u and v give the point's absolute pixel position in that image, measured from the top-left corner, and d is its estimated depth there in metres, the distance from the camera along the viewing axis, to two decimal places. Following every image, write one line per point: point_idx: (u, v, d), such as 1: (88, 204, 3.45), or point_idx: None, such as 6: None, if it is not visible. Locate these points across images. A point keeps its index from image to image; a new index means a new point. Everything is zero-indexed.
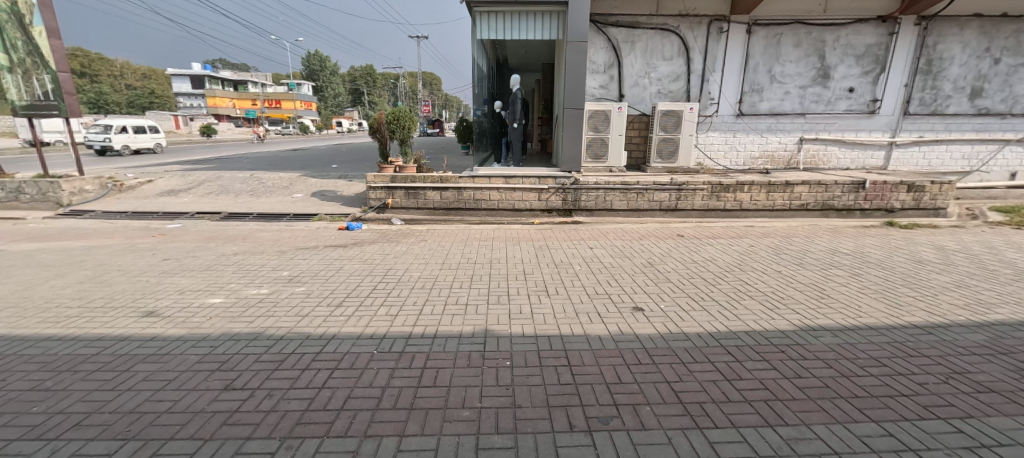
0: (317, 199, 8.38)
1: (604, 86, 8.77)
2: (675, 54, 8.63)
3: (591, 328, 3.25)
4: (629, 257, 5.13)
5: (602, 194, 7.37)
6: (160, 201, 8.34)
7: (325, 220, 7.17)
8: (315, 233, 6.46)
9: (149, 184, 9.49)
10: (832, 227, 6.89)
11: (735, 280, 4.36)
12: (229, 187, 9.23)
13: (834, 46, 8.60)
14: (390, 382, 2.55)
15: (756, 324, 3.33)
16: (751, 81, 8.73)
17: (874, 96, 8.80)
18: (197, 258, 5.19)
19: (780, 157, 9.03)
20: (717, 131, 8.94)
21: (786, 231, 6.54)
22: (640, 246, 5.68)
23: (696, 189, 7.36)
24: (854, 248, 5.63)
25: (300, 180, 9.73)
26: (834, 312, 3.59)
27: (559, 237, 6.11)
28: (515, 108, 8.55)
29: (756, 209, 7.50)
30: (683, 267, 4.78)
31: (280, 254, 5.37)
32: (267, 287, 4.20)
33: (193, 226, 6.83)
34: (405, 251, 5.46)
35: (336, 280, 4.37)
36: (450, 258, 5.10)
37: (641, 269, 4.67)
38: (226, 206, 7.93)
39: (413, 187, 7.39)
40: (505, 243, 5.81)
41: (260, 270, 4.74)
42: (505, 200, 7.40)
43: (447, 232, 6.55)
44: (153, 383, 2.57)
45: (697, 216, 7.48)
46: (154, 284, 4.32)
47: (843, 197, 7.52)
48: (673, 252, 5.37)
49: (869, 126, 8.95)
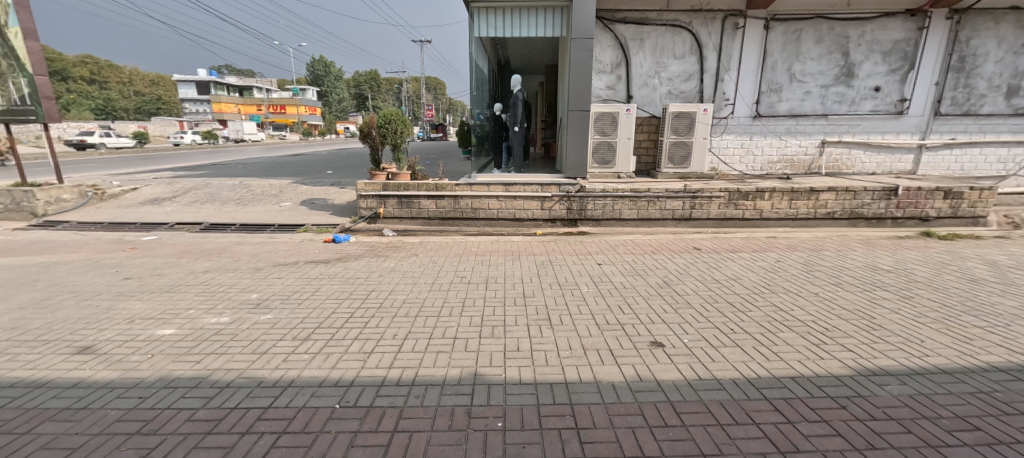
0: (306, 208, 7.89)
1: (611, 87, 8.23)
2: (687, 52, 8.08)
3: (603, 372, 2.69)
4: (642, 275, 4.57)
5: (610, 203, 6.82)
6: (140, 211, 7.88)
7: (311, 232, 6.66)
8: (298, 246, 5.95)
9: (132, 192, 9.05)
10: (863, 238, 6.29)
11: (767, 305, 3.78)
12: (216, 195, 8.76)
13: (858, 42, 8.01)
14: (347, 454, 2.01)
15: (804, 367, 2.75)
16: (769, 81, 8.15)
17: (902, 96, 8.20)
18: (163, 277, 4.68)
19: (800, 161, 8.42)
20: (732, 134, 8.35)
21: (814, 243, 5.94)
22: (654, 261, 5.11)
23: (712, 196, 6.78)
24: (894, 263, 5.03)
25: (290, 187, 9.25)
26: (892, 349, 3.02)
27: (564, 251, 5.57)
28: (515, 111, 8.04)
29: (778, 218, 6.91)
30: (705, 288, 4.20)
31: (254, 271, 4.85)
32: (229, 314, 3.67)
33: (169, 238, 6.34)
34: (393, 268, 4.93)
35: (309, 305, 3.84)
36: (442, 277, 4.57)
37: (656, 291, 4.10)
38: (209, 216, 7.45)
39: (406, 196, 6.88)
40: (504, 258, 5.28)
41: (228, 292, 4.22)
42: (505, 210, 6.87)
43: (442, 244, 6.03)
44: (51, 455, 2.04)
45: (713, 226, 6.91)
46: (103, 310, 3.79)
47: (873, 205, 6.91)
48: (692, 269, 4.79)
49: (897, 128, 8.35)
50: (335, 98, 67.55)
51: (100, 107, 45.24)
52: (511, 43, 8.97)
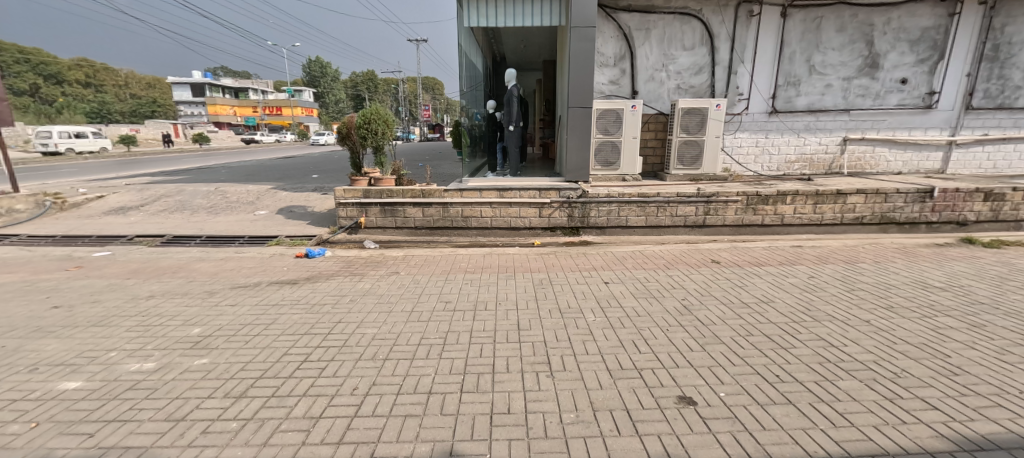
0: (282, 217, 7.22)
1: (615, 82, 7.55)
2: (697, 42, 7.42)
3: (621, 451, 2.02)
4: (657, 299, 3.90)
5: (615, 209, 6.16)
6: (101, 221, 7.19)
7: (283, 244, 5.98)
8: (266, 262, 5.29)
9: (98, 201, 8.37)
10: (899, 247, 5.63)
11: (812, 338, 3.12)
12: (187, 203, 8.09)
13: (883, 30, 7.36)
14: None
15: (886, 438, 2.08)
16: (787, 73, 7.49)
17: (931, 88, 7.55)
18: (98, 305, 4.01)
19: (820, 160, 7.76)
20: (746, 132, 7.68)
21: (847, 254, 5.29)
22: (669, 279, 4.45)
23: (728, 201, 6.12)
24: (945, 279, 4.37)
25: (269, 194, 8.56)
26: (989, 406, 2.35)
27: (565, 267, 4.89)
28: (510, 108, 7.40)
29: (801, 224, 6.26)
30: (734, 316, 3.52)
31: (206, 296, 4.18)
32: (157, 359, 3.00)
33: (123, 254, 5.67)
34: (369, 291, 4.26)
35: (258, 344, 3.17)
36: (424, 302, 3.90)
37: (677, 320, 3.44)
38: (173, 227, 6.77)
39: (390, 203, 6.23)
40: (497, 276, 4.62)
41: (168, 325, 3.55)
42: (499, 217, 6.23)
43: (427, 259, 5.36)
44: None
45: (729, 233, 6.26)
46: (6, 353, 3.12)
47: (906, 208, 6.26)
48: (714, 289, 4.12)
49: (925, 123, 7.70)
50: (332, 99, 66.84)
51: (95, 111, 44.37)
52: (506, 35, 8.31)
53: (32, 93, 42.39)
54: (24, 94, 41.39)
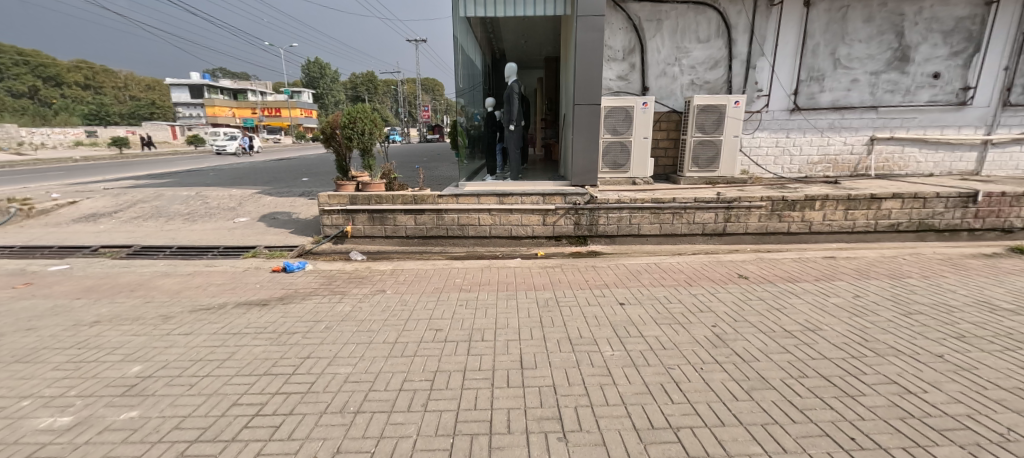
0: (264, 224, 6.67)
1: (624, 77, 6.98)
2: (713, 35, 6.86)
3: None
4: (684, 326, 3.34)
5: (626, 216, 5.59)
6: (67, 230, 6.63)
7: (260, 256, 5.41)
8: (238, 277, 4.72)
9: (69, 207, 7.81)
10: (943, 258, 5.06)
11: (881, 381, 2.56)
12: (164, 209, 7.53)
13: (915, 20, 6.79)
14: None
15: None
16: (810, 67, 6.94)
17: (965, 83, 6.98)
18: (32, 334, 3.44)
19: (845, 161, 7.19)
20: (765, 131, 7.11)
21: (888, 267, 4.73)
22: (693, 299, 3.88)
23: (751, 206, 5.56)
24: (1012, 298, 3.80)
25: (252, 199, 8.01)
26: None
27: (573, 283, 4.32)
28: (510, 106, 6.82)
29: (830, 232, 5.70)
30: (779, 349, 2.95)
31: (160, 322, 3.61)
32: (76, 411, 2.44)
33: (82, 268, 5.10)
34: (349, 314, 3.70)
35: (204, 390, 2.61)
36: (411, 330, 3.33)
37: (712, 357, 2.87)
38: (144, 237, 6.21)
39: (379, 210, 5.68)
40: (496, 294, 4.06)
41: (104, 362, 2.98)
42: (499, 225, 5.68)
43: (418, 273, 4.80)
44: None
45: (752, 242, 5.69)
46: None
47: (946, 214, 5.69)
48: (747, 313, 3.55)
49: (958, 121, 7.13)
50: (331, 100, 66.27)
51: (92, 112, 43.88)
52: (506, 27, 7.76)
53: (28, 94, 41.87)
54: (19, 96, 40.86)
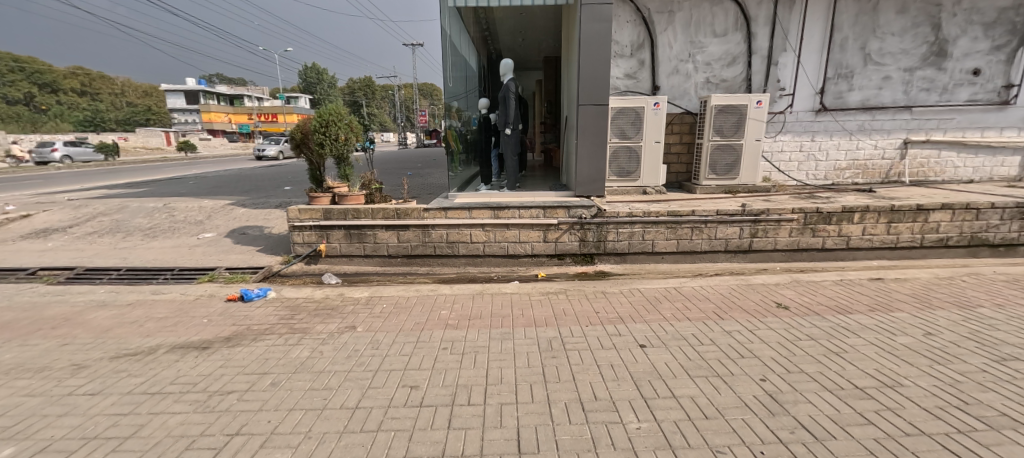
0: (231, 241, 5.96)
1: (632, 76, 6.32)
2: (730, 28, 6.21)
3: None
4: (728, 381, 2.61)
5: (638, 231, 4.90)
6: (10, 248, 5.91)
7: (218, 281, 4.70)
8: (185, 309, 4.01)
9: (21, 221, 7.09)
10: (1008, 279, 4.35)
11: None
12: (124, 223, 6.82)
13: (953, 11, 6.15)
14: None
15: None
16: (837, 63, 6.29)
17: (1008, 81, 6.32)
18: None
19: (875, 166, 6.53)
20: (789, 134, 6.44)
21: (950, 292, 4.03)
22: (729, 339, 3.17)
23: (781, 220, 4.87)
24: None
25: (223, 211, 7.29)
26: None
27: (580, 317, 3.61)
28: (507, 109, 6.11)
29: (870, 248, 5.01)
30: (858, 420, 2.24)
31: (68, 376, 2.88)
32: None
33: (6, 297, 4.34)
34: (304, 362, 2.97)
35: None
36: (380, 388, 2.61)
37: (776, 434, 2.14)
38: (93, 257, 5.50)
39: (357, 226, 4.99)
40: (487, 333, 3.34)
41: None
42: (493, 243, 4.98)
43: (398, 302, 4.10)
44: None
45: (781, 260, 5.01)
46: None
47: (1002, 227, 5.00)
48: (801, 360, 2.85)
49: (1000, 122, 6.45)
50: None
51: (88, 118, 43.44)
52: (501, 22, 7.10)
53: (25, 101, 41.29)
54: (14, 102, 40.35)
